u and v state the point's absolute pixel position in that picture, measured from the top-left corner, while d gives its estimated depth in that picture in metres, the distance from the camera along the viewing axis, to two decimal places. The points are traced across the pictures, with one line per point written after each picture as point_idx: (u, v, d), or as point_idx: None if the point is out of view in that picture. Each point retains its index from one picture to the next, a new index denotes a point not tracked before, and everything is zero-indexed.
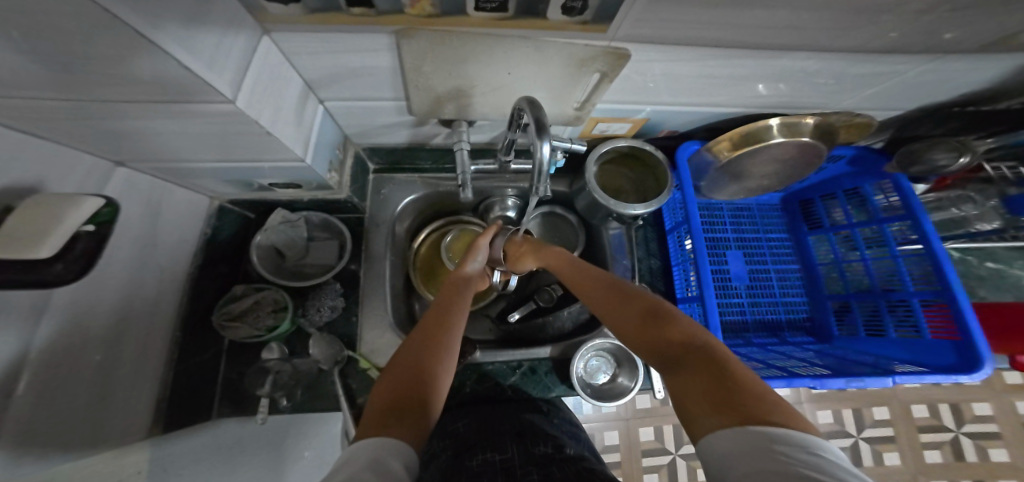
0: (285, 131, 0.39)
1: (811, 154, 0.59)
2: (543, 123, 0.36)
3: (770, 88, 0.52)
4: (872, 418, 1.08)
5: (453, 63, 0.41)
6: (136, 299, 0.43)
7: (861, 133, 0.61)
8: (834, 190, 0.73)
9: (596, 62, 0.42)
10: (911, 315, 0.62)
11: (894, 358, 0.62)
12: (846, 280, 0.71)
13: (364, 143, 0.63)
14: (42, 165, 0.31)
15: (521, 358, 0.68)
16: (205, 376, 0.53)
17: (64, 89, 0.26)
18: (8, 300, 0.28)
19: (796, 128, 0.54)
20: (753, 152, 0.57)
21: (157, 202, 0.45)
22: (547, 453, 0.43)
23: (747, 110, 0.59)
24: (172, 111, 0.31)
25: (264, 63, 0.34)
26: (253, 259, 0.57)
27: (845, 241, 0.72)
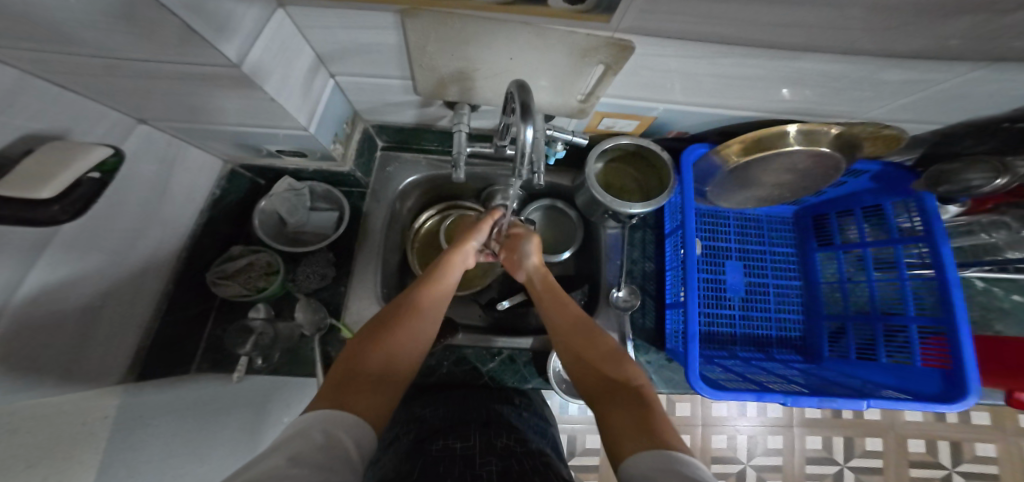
0: (290, 101, 0.40)
1: (827, 164, 0.56)
2: (530, 106, 0.36)
3: (792, 93, 0.50)
4: (864, 448, 1.06)
5: (455, 42, 0.41)
6: (137, 246, 0.46)
7: (886, 149, 0.59)
8: (852, 207, 0.70)
9: (598, 53, 0.42)
10: (907, 342, 0.60)
11: (881, 384, 0.61)
12: (847, 301, 0.69)
13: (373, 120, 0.65)
14: (67, 116, 0.34)
15: (501, 346, 0.69)
16: (193, 331, 0.57)
17: (85, 42, 0.27)
18: (10, 235, 0.30)
19: (815, 137, 0.51)
20: (764, 157, 0.54)
21: (170, 159, 0.48)
22: (508, 446, 0.44)
23: (762, 114, 0.57)
24: (167, 71, 0.32)
25: (276, 33, 0.35)
26: (254, 222, 0.59)
27: (856, 260, 0.69)
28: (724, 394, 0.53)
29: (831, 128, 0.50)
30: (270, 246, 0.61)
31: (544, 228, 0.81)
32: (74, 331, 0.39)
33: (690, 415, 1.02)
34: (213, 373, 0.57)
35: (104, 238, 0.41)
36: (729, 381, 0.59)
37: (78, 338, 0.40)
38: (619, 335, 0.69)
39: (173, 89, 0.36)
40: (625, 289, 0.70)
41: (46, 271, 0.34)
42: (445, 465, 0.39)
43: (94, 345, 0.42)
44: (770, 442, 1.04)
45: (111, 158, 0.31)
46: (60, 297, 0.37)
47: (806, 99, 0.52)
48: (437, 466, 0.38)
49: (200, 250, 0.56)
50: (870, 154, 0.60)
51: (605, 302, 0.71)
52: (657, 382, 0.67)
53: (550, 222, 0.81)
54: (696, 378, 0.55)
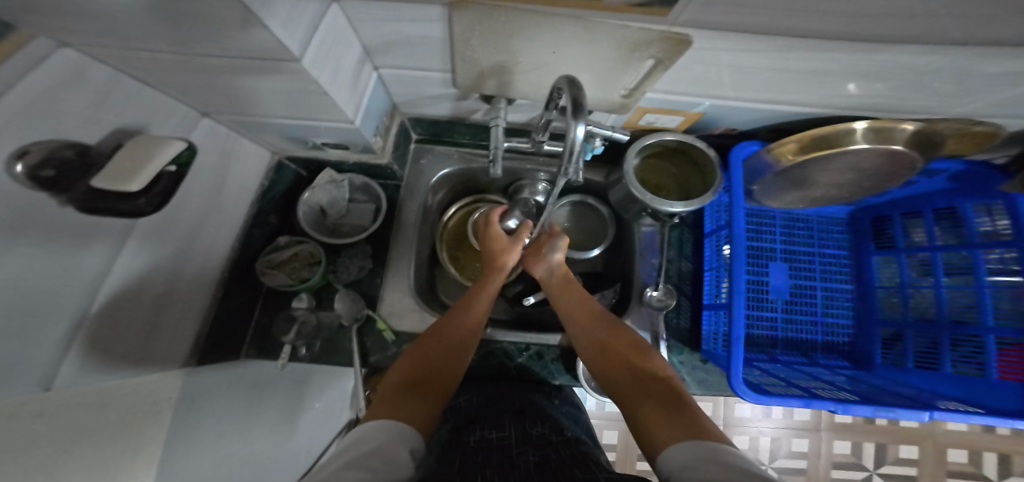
0: (340, 94, 0.40)
1: (896, 161, 0.52)
2: (581, 103, 0.35)
3: (861, 87, 0.47)
4: (895, 455, 1.02)
5: (502, 36, 0.41)
6: (198, 235, 0.48)
7: (973, 147, 0.53)
8: (921, 209, 0.64)
9: (651, 47, 0.40)
10: (980, 351, 0.57)
11: (942, 394, 0.57)
12: (907, 306, 0.65)
13: (411, 113, 0.65)
14: (143, 111, 0.36)
15: (529, 342, 0.69)
16: (243, 317, 0.59)
17: (165, 39, 0.29)
18: (93, 223, 0.32)
19: (885, 134, 0.48)
20: (828, 155, 0.51)
21: (227, 151, 0.50)
22: (543, 435, 0.46)
23: (824, 111, 0.53)
24: (230, 66, 0.33)
25: (331, 26, 0.35)
26: (298, 213, 0.61)
27: (919, 265, 0.64)
28: (767, 398, 0.52)
29: (906, 125, 0.47)
30: (312, 237, 0.63)
31: (569, 222, 0.80)
32: (145, 312, 0.42)
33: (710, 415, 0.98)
34: (260, 358, 0.59)
35: (172, 227, 0.43)
36: (771, 385, 0.57)
37: (150, 320, 0.43)
38: (651, 336, 0.67)
39: (236, 84, 0.37)
40: (661, 289, 0.68)
41: (121, 258, 0.37)
42: (485, 454, 0.40)
43: (162, 326, 0.45)
44: (794, 445, 1.00)
45: (184, 152, 0.32)
46: (134, 282, 0.39)
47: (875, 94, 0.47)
48: (479, 456, 0.39)
49: (249, 240, 0.58)
50: (951, 152, 0.55)
51: (637, 301, 0.70)
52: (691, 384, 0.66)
53: (576, 217, 0.80)
54: (738, 381, 0.53)
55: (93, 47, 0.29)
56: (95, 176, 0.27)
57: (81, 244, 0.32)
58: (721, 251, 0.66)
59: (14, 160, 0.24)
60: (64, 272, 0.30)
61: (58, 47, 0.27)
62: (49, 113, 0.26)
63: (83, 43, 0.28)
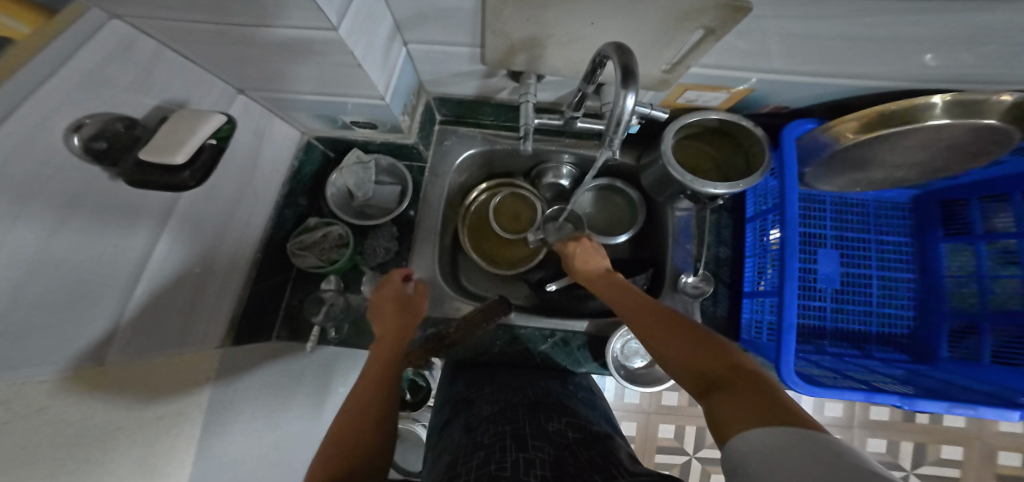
0: (373, 67, 0.39)
1: (976, 136, 0.47)
2: (631, 72, 0.33)
3: (937, 58, 0.42)
4: (936, 456, 1.03)
5: (538, 5, 0.39)
6: (236, 214, 0.49)
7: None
8: (1010, 191, 0.57)
9: (703, 17, 0.37)
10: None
11: None
12: (985, 297, 0.60)
13: (436, 91, 0.63)
14: (184, 85, 0.36)
15: (553, 328, 0.69)
16: (276, 296, 0.61)
17: (204, 9, 0.28)
18: (139, 199, 0.33)
19: (970, 108, 0.43)
20: (896, 133, 0.47)
21: (261, 131, 0.50)
22: (560, 430, 0.45)
23: (894, 85, 0.48)
24: (262, 37, 0.32)
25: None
26: (327, 194, 0.62)
27: (1000, 254, 0.58)
28: (821, 391, 0.51)
29: (999, 96, 0.42)
30: (341, 219, 0.64)
31: (594, 208, 0.78)
32: (188, 289, 0.43)
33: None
34: (291, 340, 0.62)
35: (212, 205, 0.44)
36: (823, 376, 0.56)
37: (193, 295, 0.44)
38: None
39: (271, 60, 0.36)
40: (697, 274, 0.67)
41: (166, 232, 0.38)
42: (501, 450, 0.39)
43: (204, 302, 0.47)
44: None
45: (225, 126, 0.32)
46: (177, 259, 0.40)
47: (955, 64, 0.43)
48: (493, 455, 0.38)
49: (281, 220, 0.59)
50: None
51: (671, 287, 0.68)
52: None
53: (600, 202, 0.79)
54: (790, 373, 0.51)
55: (137, 18, 0.29)
56: (143, 150, 0.27)
57: (129, 218, 0.33)
58: (767, 237, 0.62)
59: (71, 132, 0.24)
60: (115, 244, 0.31)
61: (109, 19, 0.27)
62: (101, 86, 0.27)
63: (127, 14, 0.28)
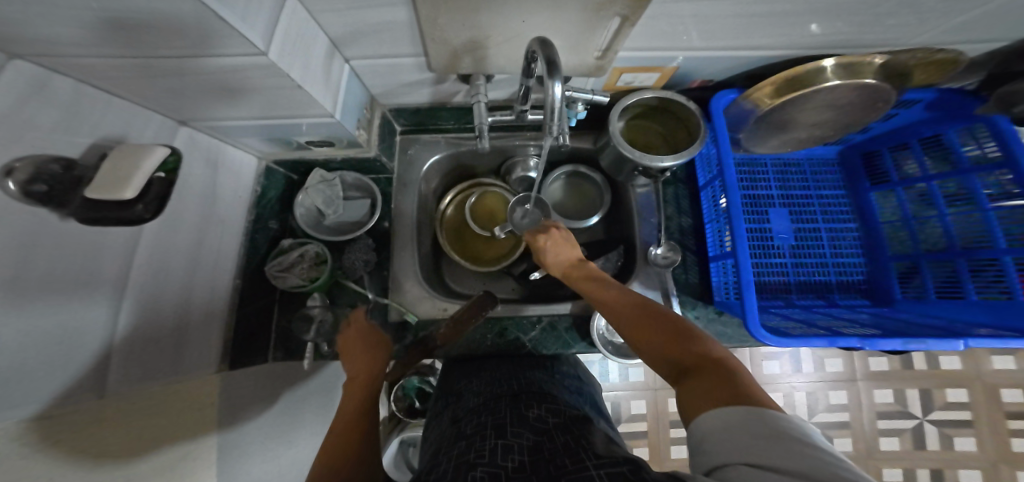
0: (313, 85, 0.39)
1: (871, 97, 0.52)
2: (555, 64, 0.37)
3: (822, 27, 0.47)
4: (944, 401, 1.10)
5: (466, 11, 0.40)
6: (205, 245, 0.50)
7: (942, 74, 0.53)
8: (908, 140, 0.64)
9: (614, 5, 0.40)
10: (1001, 278, 0.54)
11: (977, 323, 0.54)
12: (916, 239, 0.63)
13: (390, 103, 0.64)
14: (107, 118, 0.36)
15: (540, 314, 0.72)
16: (265, 319, 0.63)
17: (121, 44, 0.29)
18: (101, 237, 0.35)
19: (855, 69, 0.47)
20: (800, 98, 0.51)
21: (214, 161, 0.51)
22: (541, 416, 0.47)
23: (793, 54, 0.53)
24: (183, 68, 0.32)
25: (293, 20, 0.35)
26: (296, 215, 0.64)
27: (919, 197, 0.63)
28: (788, 341, 0.53)
29: (873, 57, 0.46)
30: (314, 237, 0.65)
31: (565, 196, 0.81)
32: (170, 322, 0.44)
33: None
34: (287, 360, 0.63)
35: (177, 238, 0.45)
36: (793, 328, 0.57)
37: (176, 327, 0.45)
38: (662, 292, 0.70)
39: (215, 92, 0.37)
40: (664, 245, 0.71)
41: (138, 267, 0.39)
42: (479, 439, 0.41)
43: (191, 332, 0.48)
44: (832, 398, 1.09)
45: (171, 158, 0.33)
46: (150, 293, 0.42)
47: (835, 31, 0.48)
48: (473, 445, 0.40)
49: (254, 244, 0.60)
50: (922, 82, 0.54)
51: (643, 260, 0.72)
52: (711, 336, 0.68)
53: (571, 190, 0.82)
54: (757, 327, 0.53)
55: (43, 56, 0.29)
56: (88, 189, 0.29)
57: (92, 254, 0.34)
58: (719, 204, 0.65)
59: (3, 177, 0.25)
60: (82, 279, 0.33)
61: (11, 59, 0.28)
62: (24, 129, 0.28)
63: (33, 53, 0.28)
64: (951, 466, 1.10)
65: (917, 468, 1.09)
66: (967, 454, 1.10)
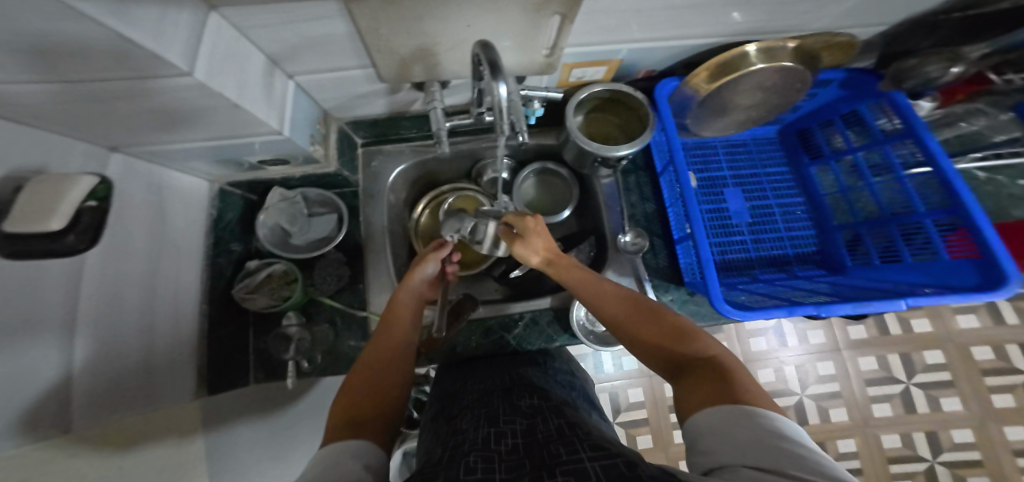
0: (253, 104, 0.37)
1: (794, 77, 0.56)
2: (497, 66, 0.37)
3: (743, 16, 0.51)
4: (924, 363, 1.15)
5: (410, 21, 0.40)
6: (160, 273, 0.49)
7: (844, 55, 0.57)
8: (831, 117, 0.69)
9: (552, 5, 0.41)
10: (929, 240, 0.57)
11: (916, 284, 0.56)
12: (854, 209, 0.67)
13: (346, 118, 0.63)
14: (39, 151, 0.34)
15: (522, 310, 0.73)
16: (240, 343, 0.61)
17: (34, 76, 0.27)
18: (45, 267, 0.33)
19: (774, 53, 0.52)
20: (731, 82, 0.55)
21: (159, 187, 0.49)
22: (533, 405, 0.48)
23: (718, 40, 0.57)
24: (108, 93, 0.30)
25: (217, 41, 0.32)
26: (259, 235, 0.62)
27: (850, 168, 0.67)
28: (751, 314, 0.55)
29: (788, 41, 0.51)
30: (282, 256, 0.64)
31: (537, 193, 0.82)
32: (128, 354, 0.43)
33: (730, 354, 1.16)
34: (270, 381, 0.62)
35: (129, 268, 0.44)
36: (755, 302, 0.60)
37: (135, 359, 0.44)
38: (635, 279, 0.72)
39: (151, 115, 0.36)
40: (631, 232, 0.73)
41: (87, 301, 0.38)
42: (469, 430, 0.42)
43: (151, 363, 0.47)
44: (820, 369, 1.15)
45: (99, 186, 0.33)
46: (104, 326, 0.40)
47: (758, 17, 0.51)
48: (466, 435, 0.41)
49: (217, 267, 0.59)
50: (832, 63, 0.60)
51: (614, 249, 0.74)
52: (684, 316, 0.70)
53: (543, 186, 0.82)
54: (721, 302, 0.55)
55: None
56: (12, 220, 0.28)
57: (31, 289, 0.32)
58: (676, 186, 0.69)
59: None
60: (24, 313, 0.31)
61: None
62: None
63: None
64: (943, 427, 1.13)
65: (912, 432, 1.12)
66: (957, 415, 1.13)
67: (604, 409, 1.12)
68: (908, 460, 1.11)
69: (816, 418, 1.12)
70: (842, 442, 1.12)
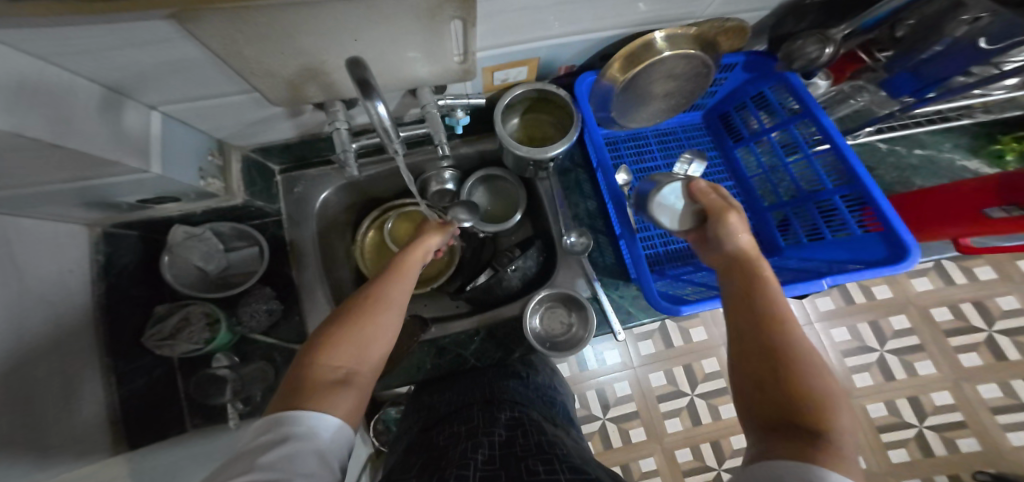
0: (90, 142, 0.33)
1: (699, 66, 0.57)
2: (368, 85, 0.34)
3: (647, 5, 0.51)
4: (892, 330, 1.19)
5: (277, 40, 0.37)
6: (30, 336, 0.43)
7: (740, 40, 0.58)
8: (744, 100, 0.71)
9: (446, 10, 0.39)
10: (842, 219, 0.58)
11: (835, 261, 0.57)
12: (776, 188, 0.68)
13: (248, 144, 0.59)
14: None
15: (477, 325, 0.70)
16: (160, 396, 0.56)
17: None
18: None
19: (676, 41, 0.52)
20: (643, 72, 0.55)
21: (7, 240, 0.42)
22: (512, 419, 0.45)
23: (622, 32, 0.57)
24: None
25: (7, 69, 0.27)
26: (166, 278, 0.57)
27: (767, 149, 0.69)
28: (687, 308, 0.53)
29: (688, 29, 0.52)
30: (198, 297, 0.59)
31: (491, 200, 0.81)
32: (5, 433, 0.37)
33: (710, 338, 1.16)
34: (208, 427, 0.57)
35: None
36: (693, 294, 0.59)
37: (16, 437, 0.38)
38: (585, 279, 0.71)
39: None
40: (576, 232, 0.72)
41: None
42: (445, 449, 0.39)
43: (38, 436, 0.41)
44: None
45: None
46: None
47: (660, 6, 0.51)
48: (444, 451, 0.39)
49: (117, 320, 0.53)
50: (731, 49, 0.61)
51: (562, 251, 0.72)
52: (636, 311, 0.70)
53: (494, 193, 0.82)
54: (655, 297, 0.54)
55: None
56: None
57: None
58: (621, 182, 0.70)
59: None
60: None
61: None
62: None
63: None
64: (923, 392, 1.16)
65: (895, 399, 1.15)
66: (931, 378, 1.17)
67: (593, 406, 1.10)
68: (896, 427, 1.13)
69: None
70: None
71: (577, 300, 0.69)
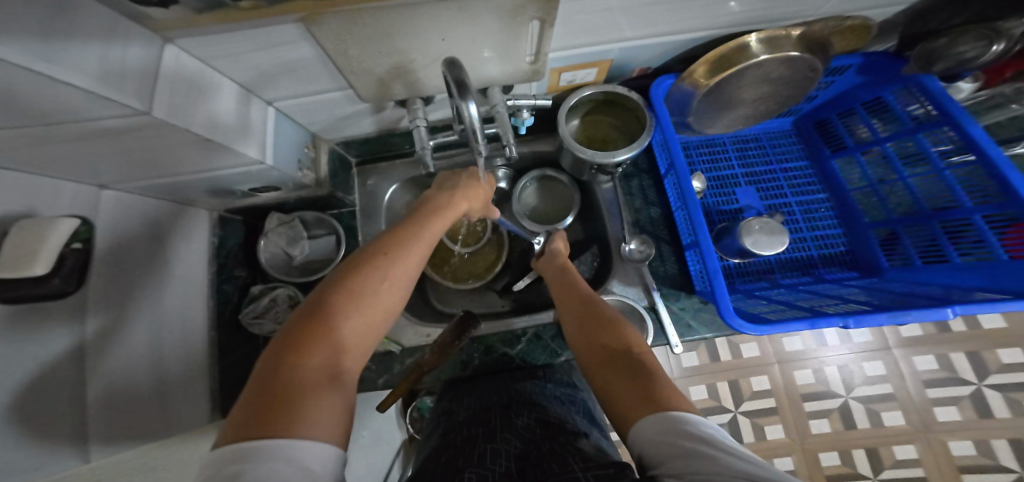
0: (227, 136, 0.38)
1: (805, 70, 0.52)
2: (464, 85, 0.35)
3: (741, 5, 0.47)
4: (999, 363, 1.04)
5: (379, 40, 0.39)
6: (167, 305, 0.49)
7: (859, 39, 0.52)
8: (852, 105, 0.65)
9: (528, 10, 0.39)
10: (980, 237, 0.51)
11: (963, 287, 0.50)
12: (886, 204, 0.61)
13: (336, 138, 0.64)
14: (32, 196, 0.34)
15: (525, 326, 0.71)
16: (252, 367, 0.62)
17: (29, 140, 0.28)
18: (45, 310, 0.34)
19: (777, 43, 0.48)
20: (732, 76, 0.52)
21: (152, 218, 0.49)
22: (529, 425, 0.44)
23: (714, 32, 0.54)
24: (71, 138, 0.29)
25: (175, 72, 0.32)
26: (261, 261, 0.63)
27: (878, 159, 0.62)
28: (768, 328, 0.49)
29: (791, 30, 0.47)
30: (286, 281, 0.63)
31: (540, 200, 0.81)
32: (145, 385, 0.44)
33: (762, 354, 1.08)
34: None
35: (132, 300, 0.44)
36: (774, 313, 0.54)
37: (155, 388, 0.45)
38: (643, 287, 0.67)
39: (140, 159, 0.36)
40: (636, 240, 0.68)
41: (103, 338, 0.39)
42: (466, 448, 0.40)
43: (171, 387, 0.48)
44: (868, 369, 1.05)
45: (80, 227, 0.33)
46: (124, 358, 0.41)
47: (757, 5, 0.48)
48: (466, 451, 0.39)
49: (224, 296, 0.59)
50: (846, 50, 0.55)
51: (619, 257, 0.70)
52: (694, 326, 0.65)
53: (545, 193, 0.81)
54: (732, 315, 0.50)
55: None
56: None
57: (35, 330, 0.33)
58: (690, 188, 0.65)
59: None
60: (34, 355, 0.32)
61: None
62: None
63: None
64: None
65: (991, 439, 1.00)
66: None
67: None
68: (990, 471, 0.98)
69: (866, 422, 1.03)
70: (899, 449, 1.01)
71: (633, 309, 0.66)
